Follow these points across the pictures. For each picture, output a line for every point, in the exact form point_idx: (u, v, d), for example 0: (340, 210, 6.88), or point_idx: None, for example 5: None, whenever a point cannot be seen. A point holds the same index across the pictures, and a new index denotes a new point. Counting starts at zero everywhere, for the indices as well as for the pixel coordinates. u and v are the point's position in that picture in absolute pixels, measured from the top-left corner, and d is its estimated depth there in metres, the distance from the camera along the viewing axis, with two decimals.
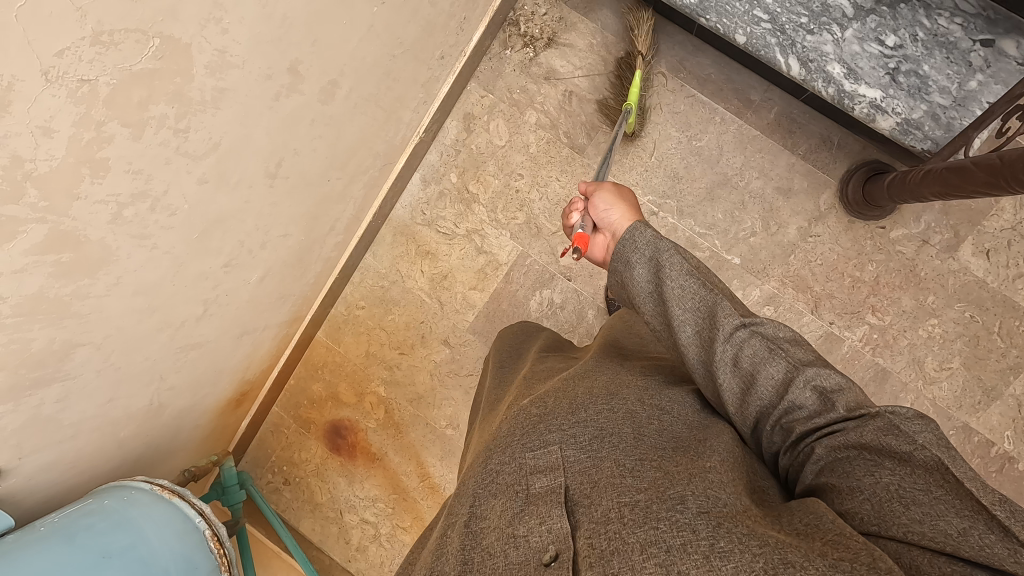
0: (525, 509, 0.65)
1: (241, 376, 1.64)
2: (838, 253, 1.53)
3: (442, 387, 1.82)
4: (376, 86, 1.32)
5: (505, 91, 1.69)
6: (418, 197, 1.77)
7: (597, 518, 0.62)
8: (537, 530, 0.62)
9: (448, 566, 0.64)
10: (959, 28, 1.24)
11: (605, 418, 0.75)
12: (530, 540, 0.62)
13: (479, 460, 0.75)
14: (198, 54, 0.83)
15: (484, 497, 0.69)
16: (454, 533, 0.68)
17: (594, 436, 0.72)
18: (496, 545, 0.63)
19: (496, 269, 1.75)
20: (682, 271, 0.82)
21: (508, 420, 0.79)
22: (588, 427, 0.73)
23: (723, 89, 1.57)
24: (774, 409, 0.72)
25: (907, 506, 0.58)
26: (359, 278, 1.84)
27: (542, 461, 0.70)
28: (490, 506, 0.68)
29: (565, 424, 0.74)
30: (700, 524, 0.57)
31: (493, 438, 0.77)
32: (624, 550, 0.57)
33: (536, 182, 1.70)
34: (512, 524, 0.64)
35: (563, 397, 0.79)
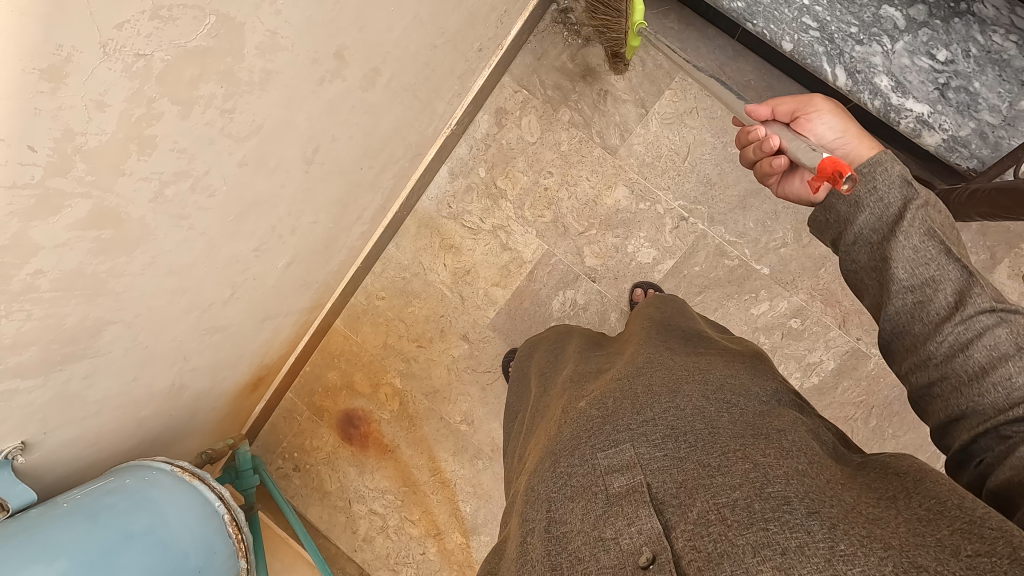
0: (609, 512, 0.67)
1: (259, 360, 1.63)
2: None
3: (459, 381, 1.81)
4: (416, 76, 1.30)
5: (539, 86, 1.66)
6: (445, 189, 1.75)
7: (692, 518, 0.62)
8: (627, 532, 0.64)
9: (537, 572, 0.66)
10: (1014, 45, 1.20)
11: (674, 416, 0.76)
12: (621, 542, 0.63)
13: (545, 463, 0.78)
14: (250, 33, 0.82)
15: (562, 501, 0.72)
16: (535, 538, 0.71)
17: (667, 433, 0.74)
18: (586, 550, 0.65)
19: (520, 267, 1.73)
20: (915, 210, 0.71)
21: (572, 422, 0.82)
22: (659, 426, 0.75)
23: (763, 96, 1.54)
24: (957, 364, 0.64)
25: None
26: (381, 268, 1.82)
27: (616, 461, 0.72)
28: (569, 509, 0.71)
29: (632, 423, 0.76)
30: (813, 525, 0.57)
31: (560, 440, 0.80)
32: (735, 552, 0.57)
33: (565, 181, 1.67)
34: (598, 528, 0.66)
35: (625, 398, 0.81)
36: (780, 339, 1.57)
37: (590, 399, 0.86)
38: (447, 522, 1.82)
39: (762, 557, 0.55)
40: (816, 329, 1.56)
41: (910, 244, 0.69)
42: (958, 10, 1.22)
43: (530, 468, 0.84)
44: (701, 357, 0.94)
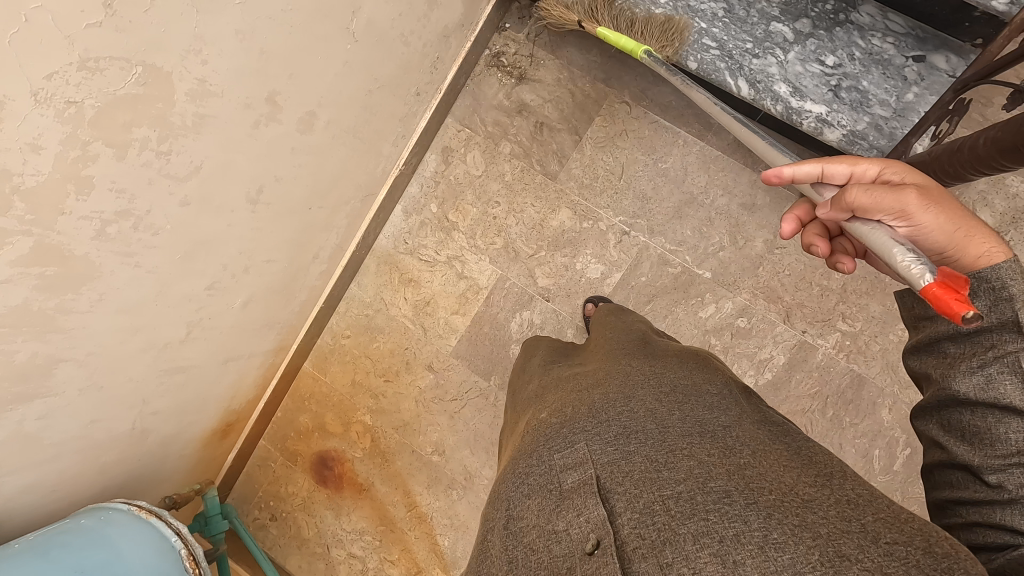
0: (561, 506, 0.72)
1: (226, 405, 1.66)
2: (804, 264, 1.59)
3: (428, 413, 1.83)
4: (356, 119, 1.41)
5: (480, 124, 1.78)
6: (401, 227, 1.84)
7: (637, 508, 0.66)
8: (576, 523, 0.68)
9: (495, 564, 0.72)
10: (891, 46, 1.34)
11: (628, 419, 0.80)
12: (572, 533, 0.68)
13: (508, 470, 0.83)
14: (179, 82, 0.91)
15: (522, 500, 0.76)
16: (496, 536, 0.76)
17: (619, 432, 0.78)
18: (539, 542, 0.70)
19: (476, 294, 1.79)
20: None
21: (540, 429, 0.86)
22: (612, 426, 0.79)
23: (684, 114, 1.66)
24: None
25: None
26: (344, 308, 1.88)
27: (570, 459, 0.76)
28: (525, 506, 0.75)
29: (588, 425, 0.80)
30: (751, 516, 0.62)
31: (526, 448, 0.84)
32: (677, 540, 0.61)
33: (512, 209, 1.76)
34: (552, 521, 0.70)
35: (582, 404, 0.86)
36: (729, 340, 1.62)
37: (552, 408, 0.90)
38: (426, 559, 1.80)
39: (695, 547, 0.60)
40: (762, 326, 1.61)
41: (1001, 374, 0.67)
42: (838, 20, 1.36)
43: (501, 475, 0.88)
44: (661, 360, 0.99)
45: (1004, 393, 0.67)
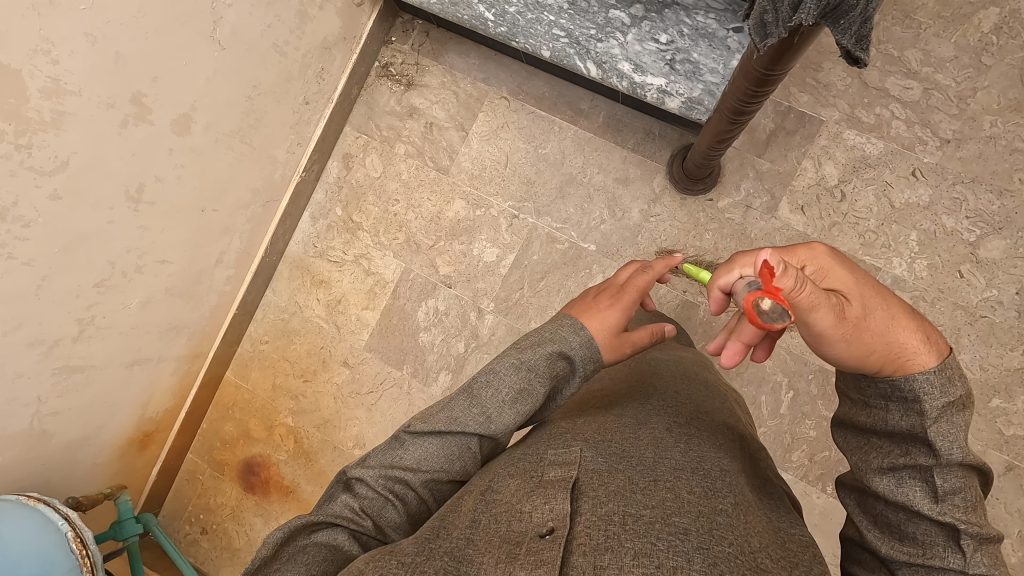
0: (536, 490, 0.73)
1: (140, 413, 1.70)
2: (678, 228, 1.70)
3: (346, 408, 1.88)
4: (238, 124, 1.52)
5: (376, 130, 1.91)
6: (310, 232, 1.94)
7: (598, 513, 0.68)
8: (540, 508, 0.70)
9: (458, 518, 0.75)
10: (714, 21, 1.45)
11: (630, 443, 0.81)
12: (534, 515, 0.70)
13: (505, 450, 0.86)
14: (29, 79, 1.03)
15: (505, 477, 0.78)
16: (469, 497, 0.79)
17: (617, 452, 0.79)
18: (503, 516, 0.72)
19: (384, 287, 1.88)
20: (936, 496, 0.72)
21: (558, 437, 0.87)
22: (612, 446, 0.80)
23: (557, 102, 1.80)
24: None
25: None
26: (261, 314, 1.95)
27: (563, 457, 0.78)
28: (505, 484, 0.77)
29: (590, 439, 0.81)
30: (695, 556, 0.64)
31: (528, 442, 0.86)
32: (618, 547, 0.64)
33: (410, 205, 1.87)
34: (521, 501, 0.72)
35: (593, 420, 0.88)
36: None
37: (566, 414, 0.93)
38: None
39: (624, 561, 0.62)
40: None
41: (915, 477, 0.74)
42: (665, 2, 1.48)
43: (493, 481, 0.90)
44: (682, 390, 1.00)
45: (933, 486, 0.72)
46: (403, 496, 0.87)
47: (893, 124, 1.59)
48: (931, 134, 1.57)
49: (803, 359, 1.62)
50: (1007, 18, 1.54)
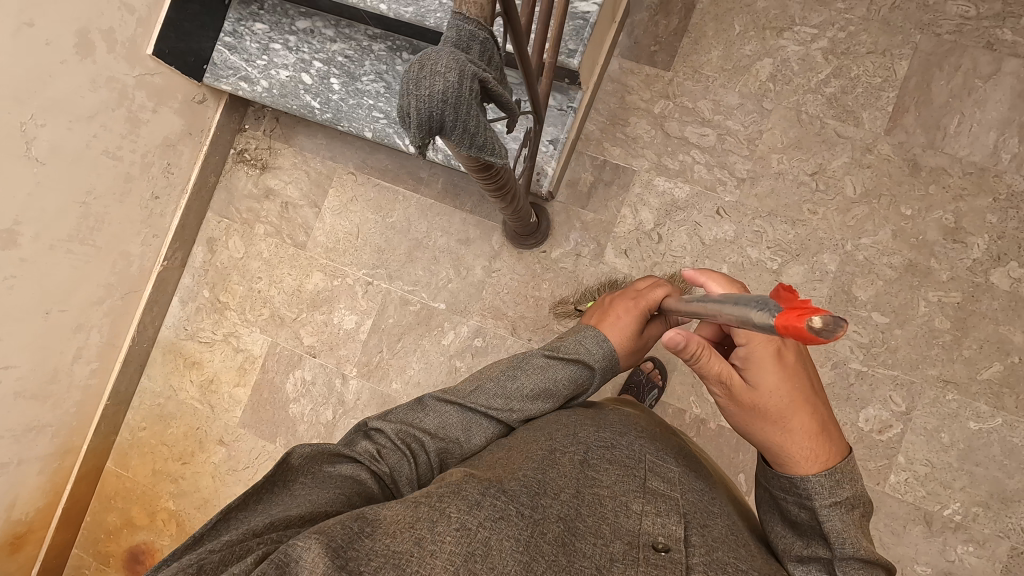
0: (643, 495, 0.83)
1: (4, 516, 1.72)
2: (518, 280, 1.81)
3: (224, 486, 1.91)
4: (74, 229, 1.61)
5: (236, 213, 2.00)
6: (180, 316, 2.00)
7: (714, 555, 0.79)
8: (654, 518, 0.80)
9: (601, 478, 0.83)
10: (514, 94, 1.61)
11: (692, 486, 0.90)
12: (648, 524, 0.79)
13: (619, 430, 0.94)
14: None
15: (605, 464, 0.86)
16: (593, 460, 0.86)
17: (703, 494, 0.88)
18: (628, 512, 0.80)
19: (253, 363, 1.94)
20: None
21: (621, 419, 0.99)
22: (680, 481, 0.89)
23: (399, 173, 1.91)
24: None
25: None
26: (138, 401, 1.99)
27: (666, 477, 0.87)
28: (604, 469, 0.85)
29: (677, 473, 0.90)
30: None
31: (605, 428, 0.94)
32: None
33: (273, 281, 1.95)
34: (632, 501, 0.81)
35: (656, 441, 0.96)
36: (471, 360, 1.80)
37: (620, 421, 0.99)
38: None
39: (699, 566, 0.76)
40: (494, 341, 1.80)
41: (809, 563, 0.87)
42: None
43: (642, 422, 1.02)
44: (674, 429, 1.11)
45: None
46: (417, 454, 0.93)
47: (696, 168, 1.73)
48: (728, 175, 1.71)
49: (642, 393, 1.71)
50: (780, 65, 1.71)
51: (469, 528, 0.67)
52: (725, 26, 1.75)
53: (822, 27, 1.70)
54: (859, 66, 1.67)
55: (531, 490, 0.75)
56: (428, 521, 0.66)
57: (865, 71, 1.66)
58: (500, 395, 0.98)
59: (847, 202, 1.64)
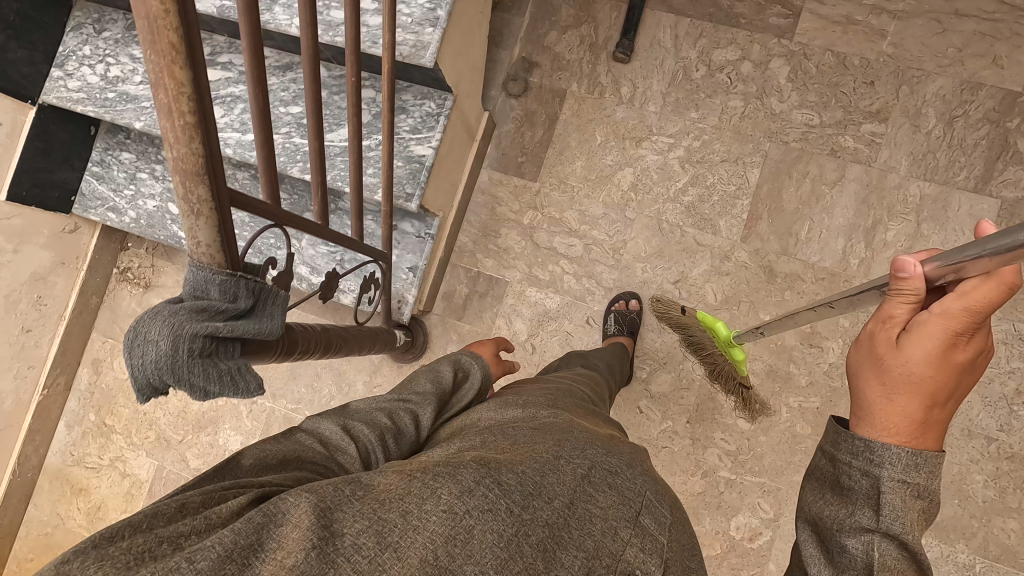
0: (632, 528, 0.67)
1: None
2: None
3: None
4: None
5: (121, 333, 1.98)
6: (67, 441, 1.97)
7: None
8: (633, 554, 0.64)
9: (590, 500, 0.67)
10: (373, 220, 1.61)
11: (689, 540, 0.76)
12: (629, 558, 0.64)
13: (612, 449, 0.80)
14: None
15: (616, 481, 0.71)
16: (597, 468, 0.72)
17: (685, 546, 0.74)
18: (611, 535, 0.65)
19: (139, 487, 1.91)
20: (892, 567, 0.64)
21: (630, 454, 0.82)
22: (677, 527, 0.75)
23: None
24: None
25: None
26: (24, 531, 1.94)
27: (665, 515, 0.73)
28: (609, 492, 0.69)
29: (677, 522, 0.76)
30: None
31: (606, 445, 0.79)
32: None
33: (158, 402, 1.93)
34: (621, 528, 0.66)
35: (666, 484, 0.81)
36: None
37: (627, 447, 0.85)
38: None
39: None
40: None
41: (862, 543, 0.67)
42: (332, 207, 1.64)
43: (617, 439, 0.85)
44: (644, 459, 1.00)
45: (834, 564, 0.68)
46: (347, 449, 0.78)
47: (565, 278, 1.75)
48: (596, 284, 1.74)
49: None
50: (640, 175, 1.74)
51: (455, 513, 0.57)
52: (587, 138, 1.78)
53: (678, 137, 1.74)
54: (714, 175, 1.71)
55: (527, 488, 0.62)
56: (417, 499, 0.57)
57: (720, 179, 1.70)
58: (394, 399, 0.91)
59: (709, 309, 1.67)
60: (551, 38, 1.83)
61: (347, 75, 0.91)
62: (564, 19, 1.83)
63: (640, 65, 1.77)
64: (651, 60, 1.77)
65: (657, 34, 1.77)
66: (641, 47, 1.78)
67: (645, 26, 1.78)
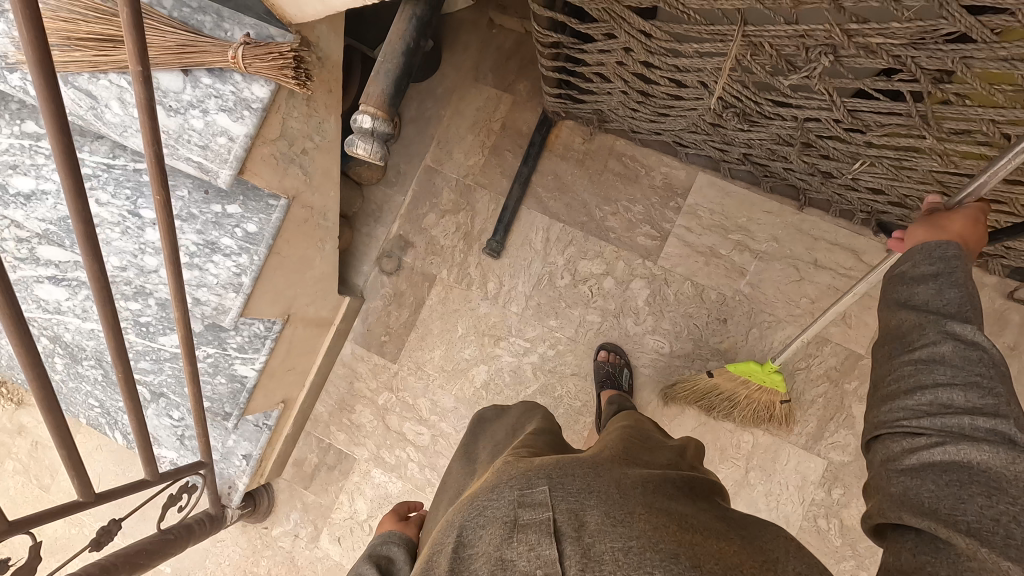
0: (512, 538, 0.69)
1: None
2: (239, 552, 1.84)
3: None
4: None
5: None
6: None
7: (592, 556, 0.66)
8: (525, 557, 0.67)
9: (469, 548, 0.71)
10: None
11: (592, 479, 0.76)
12: (519, 564, 0.67)
13: (474, 492, 0.79)
14: None
15: (473, 527, 0.73)
16: (467, 521, 0.74)
17: (582, 486, 0.74)
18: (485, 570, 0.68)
19: None
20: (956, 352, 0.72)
21: (496, 473, 0.81)
22: (568, 485, 0.75)
23: None
24: (937, 434, 0.68)
25: (972, 481, 0.63)
26: None
27: (530, 497, 0.73)
28: (477, 535, 0.72)
29: (558, 483, 0.75)
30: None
31: (479, 489, 0.80)
32: None
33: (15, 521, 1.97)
34: (501, 551, 0.69)
35: (552, 463, 0.79)
36: None
37: (493, 471, 0.83)
38: None
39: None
40: None
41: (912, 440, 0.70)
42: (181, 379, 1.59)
43: (483, 478, 0.84)
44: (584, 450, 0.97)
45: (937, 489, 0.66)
46: None
47: (410, 464, 1.78)
48: (437, 476, 1.76)
49: None
50: (493, 375, 1.76)
51: None
52: (449, 329, 1.80)
53: (534, 341, 1.76)
54: (563, 387, 1.73)
55: None
56: None
57: (568, 392, 1.73)
58: None
59: None
60: (429, 220, 1.84)
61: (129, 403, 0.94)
62: (443, 204, 1.84)
63: (508, 264, 1.79)
64: (519, 261, 1.78)
65: (529, 235, 1.78)
66: (512, 246, 1.79)
67: (519, 225, 1.79)
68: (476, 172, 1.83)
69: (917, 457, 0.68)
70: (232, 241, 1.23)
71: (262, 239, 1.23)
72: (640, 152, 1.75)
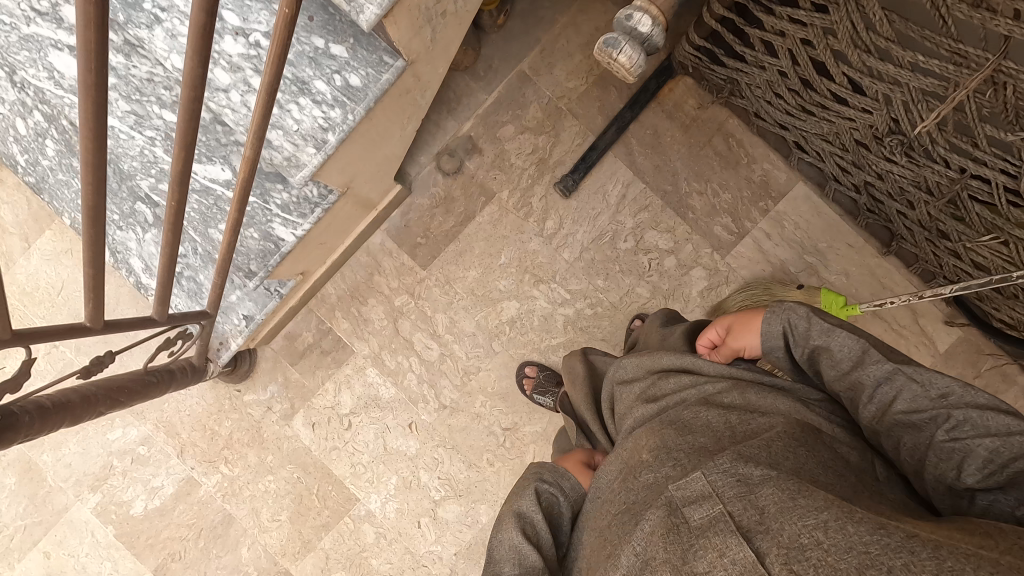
0: (697, 545, 0.73)
1: None
2: (203, 407, 1.74)
3: None
4: None
5: None
6: None
7: (785, 543, 0.67)
8: (720, 563, 0.70)
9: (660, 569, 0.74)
10: None
11: (746, 456, 0.80)
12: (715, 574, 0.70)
13: (627, 520, 0.84)
14: None
15: (644, 540, 0.78)
16: (637, 542, 0.79)
17: (741, 474, 0.76)
18: None
19: None
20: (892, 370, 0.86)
21: (647, 487, 0.86)
22: (728, 476, 0.77)
23: None
24: (881, 408, 0.87)
25: (980, 436, 0.77)
26: None
27: (692, 493, 0.78)
28: (651, 550, 0.76)
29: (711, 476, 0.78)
30: (888, 537, 0.62)
31: (630, 508, 0.86)
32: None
33: None
34: (689, 561, 0.72)
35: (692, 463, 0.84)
36: (128, 464, 1.74)
37: (646, 473, 0.88)
38: None
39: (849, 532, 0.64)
40: (158, 456, 1.74)
41: (889, 387, 0.86)
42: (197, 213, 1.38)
43: (626, 477, 0.91)
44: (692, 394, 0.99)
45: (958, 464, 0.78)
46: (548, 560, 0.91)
47: (408, 375, 1.70)
48: (433, 395, 1.69)
49: (273, 559, 1.72)
50: (522, 315, 1.68)
51: None
52: (492, 252, 1.68)
53: (575, 295, 1.67)
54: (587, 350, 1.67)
55: None
56: None
57: None
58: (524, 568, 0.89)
59: (521, 468, 1.68)
60: (507, 132, 1.67)
61: (166, 217, 0.81)
62: (528, 120, 1.66)
63: (575, 207, 1.66)
64: (587, 208, 1.66)
65: (607, 184, 1.65)
66: (586, 190, 1.65)
67: (600, 171, 1.65)
68: (574, 99, 1.66)
69: (900, 418, 0.84)
70: (327, 88, 1.04)
71: (362, 98, 1.04)
72: (750, 140, 1.63)
